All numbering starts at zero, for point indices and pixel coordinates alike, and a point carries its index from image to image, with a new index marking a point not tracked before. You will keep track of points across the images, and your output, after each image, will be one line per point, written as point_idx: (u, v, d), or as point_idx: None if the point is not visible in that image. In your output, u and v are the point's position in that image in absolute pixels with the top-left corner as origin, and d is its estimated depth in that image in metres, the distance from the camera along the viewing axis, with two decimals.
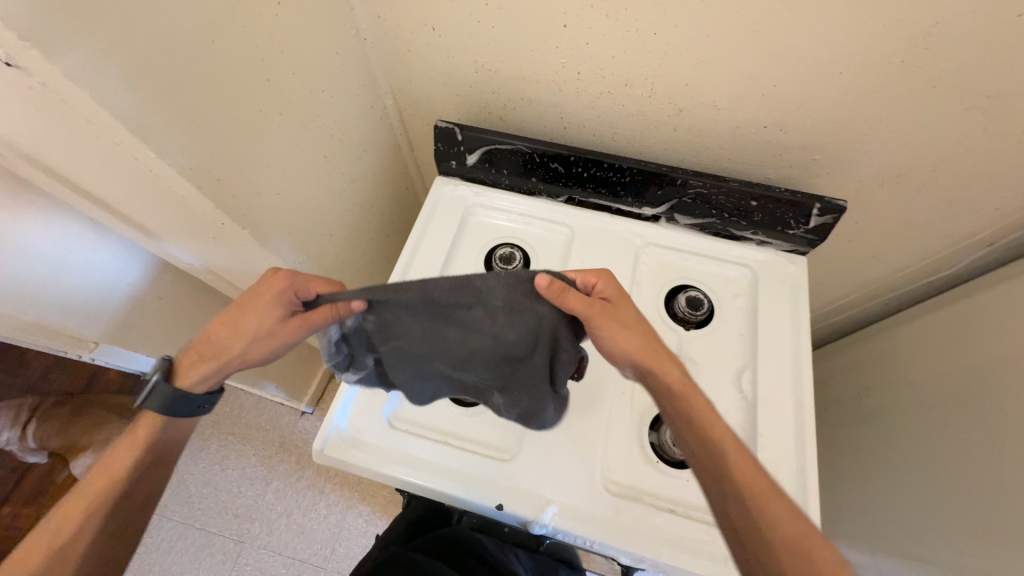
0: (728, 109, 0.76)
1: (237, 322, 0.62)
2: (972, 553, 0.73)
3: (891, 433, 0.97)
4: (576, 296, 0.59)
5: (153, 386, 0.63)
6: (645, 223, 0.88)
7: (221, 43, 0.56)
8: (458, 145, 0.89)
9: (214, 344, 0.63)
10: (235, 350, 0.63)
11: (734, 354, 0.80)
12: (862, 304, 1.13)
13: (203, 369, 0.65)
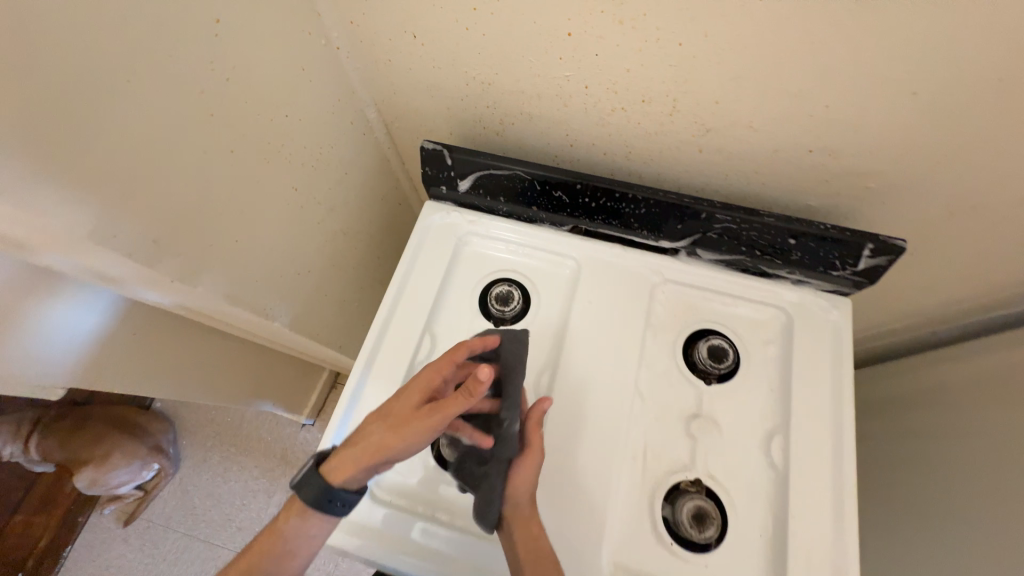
0: (766, 131, 0.64)
1: (385, 419, 0.58)
2: None
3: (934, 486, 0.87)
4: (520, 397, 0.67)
5: (310, 472, 0.58)
6: (661, 257, 0.77)
7: (147, 81, 0.46)
8: (448, 170, 0.78)
9: (349, 450, 0.58)
10: (391, 445, 0.56)
11: (763, 415, 0.70)
12: (908, 333, 1.01)
13: (349, 476, 0.57)
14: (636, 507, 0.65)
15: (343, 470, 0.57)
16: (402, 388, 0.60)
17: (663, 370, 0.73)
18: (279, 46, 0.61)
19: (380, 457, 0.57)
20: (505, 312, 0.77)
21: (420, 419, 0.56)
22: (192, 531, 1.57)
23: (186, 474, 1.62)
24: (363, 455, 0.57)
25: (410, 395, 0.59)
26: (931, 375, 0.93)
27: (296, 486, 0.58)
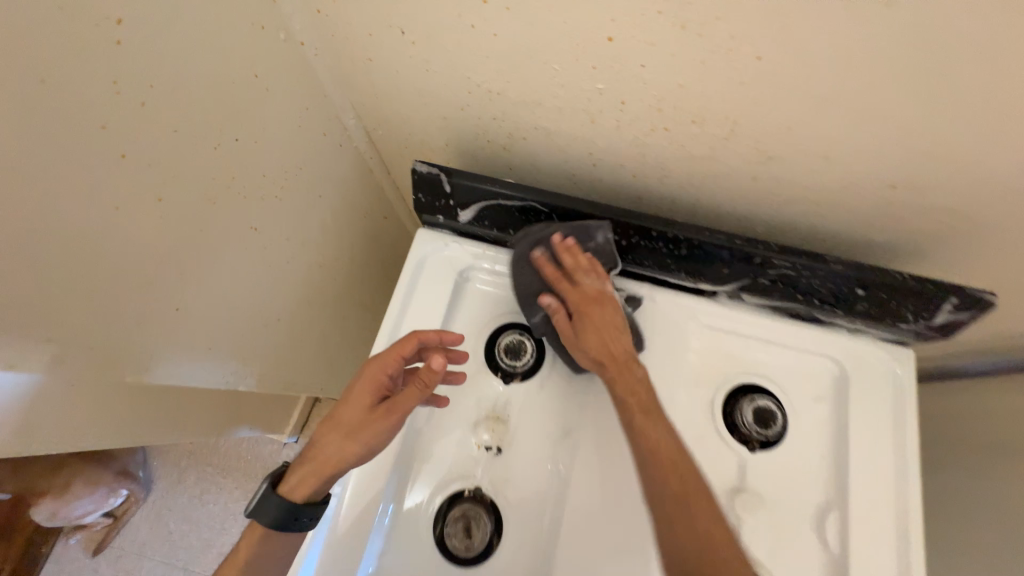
0: (844, 163, 0.52)
1: (335, 425, 0.57)
2: None
3: None
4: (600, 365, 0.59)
5: (264, 495, 0.55)
6: (699, 299, 0.66)
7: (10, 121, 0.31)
8: (446, 197, 0.64)
9: (312, 457, 0.57)
10: (333, 451, 0.56)
11: (815, 487, 0.61)
12: None
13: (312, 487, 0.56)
14: None
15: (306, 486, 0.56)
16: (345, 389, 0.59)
17: (699, 436, 0.63)
18: (224, 50, 0.45)
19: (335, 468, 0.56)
20: (516, 366, 0.66)
21: (375, 425, 0.56)
22: (169, 558, 1.47)
23: (160, 497, 1.50)
24: (321, 463, 0.56)
25: (355, 392, 0.58)
26: None
27: (251, 513, 0.55)
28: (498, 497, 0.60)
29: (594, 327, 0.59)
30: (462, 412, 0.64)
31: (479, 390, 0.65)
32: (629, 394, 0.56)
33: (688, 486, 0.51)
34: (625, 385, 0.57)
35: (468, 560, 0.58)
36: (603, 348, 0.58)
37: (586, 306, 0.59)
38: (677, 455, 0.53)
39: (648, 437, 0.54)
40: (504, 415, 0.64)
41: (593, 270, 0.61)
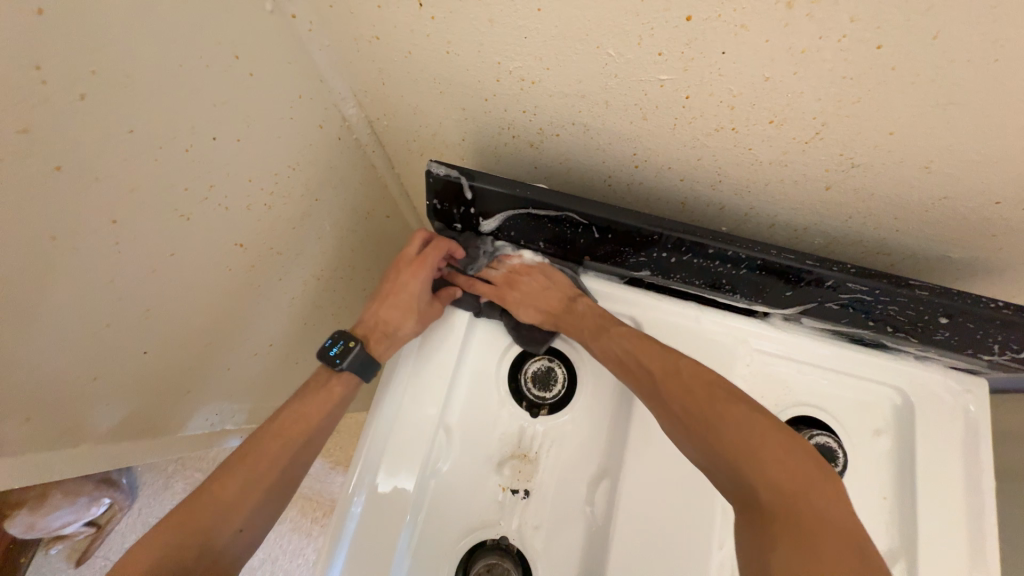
0: (946, 175, 0.44)
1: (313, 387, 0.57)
2: None
3: None
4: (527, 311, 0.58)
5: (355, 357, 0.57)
6: (752, 322, 0.59)
7: None
8: (467, 204, 0.56)
9: (374, 336, 0.59)
10: (336, 386, 0.57)
11: (875, 532, 0.55)
12: None
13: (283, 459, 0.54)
14: None
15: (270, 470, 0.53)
16: (392, 279, 0.61)
17: None
18: (195, 25, 0.35)
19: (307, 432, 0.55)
20: (545, 398, 0.58)
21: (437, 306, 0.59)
22: None
23: (146, 504, 1.41)
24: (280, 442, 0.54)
25: (411, 278, 0.60)
26: None
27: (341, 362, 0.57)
28: (527, 547, 0.54)
29: (521, 297, 0.58)
30: (484, 449, 0.57)
31: (503, 424, 0.58)
32: (594, 334, 0.56)
33: (714, 407, 0.48)
34: (581, 323, 0.57)
35: None
36: (541, 313, 0.58)
37: (503, 289, 0.59)
38: (672, 365, 0.52)
39: (630, 357, 0.53)
40: (532, 453, 0.57)
41: (503, 262, 0.62)
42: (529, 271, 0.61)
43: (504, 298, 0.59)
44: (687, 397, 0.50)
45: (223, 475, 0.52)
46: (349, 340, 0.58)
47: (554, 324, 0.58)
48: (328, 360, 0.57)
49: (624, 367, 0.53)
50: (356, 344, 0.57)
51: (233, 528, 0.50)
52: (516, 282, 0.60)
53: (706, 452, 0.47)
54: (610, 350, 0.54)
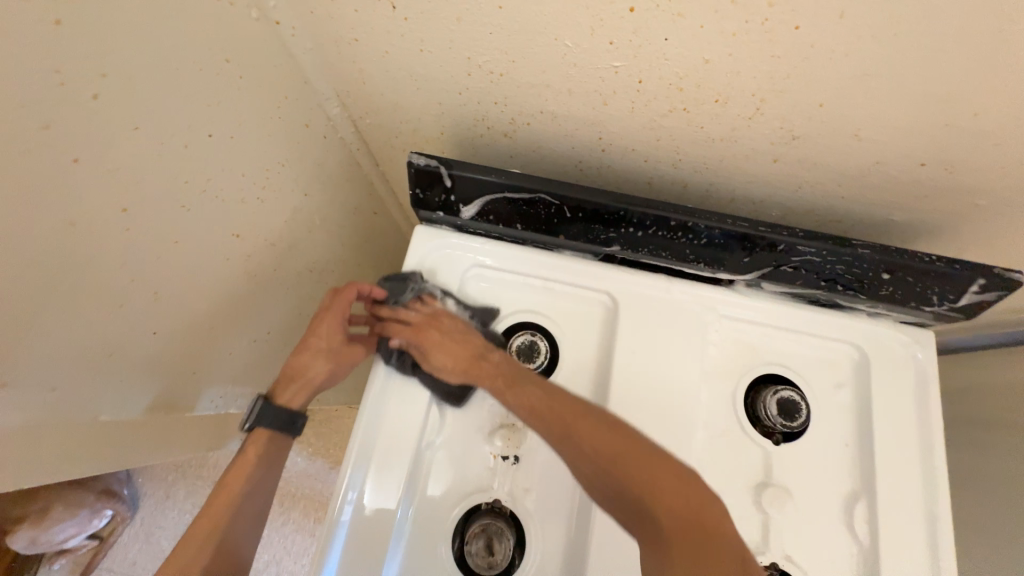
0: (874, 141, 0.49)
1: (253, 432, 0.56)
2: None
3: None
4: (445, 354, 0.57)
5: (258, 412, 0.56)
6: (718, 289, 0.63)
7: None
8: (448, 192, 0.60)
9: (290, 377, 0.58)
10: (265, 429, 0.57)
11: (840, 476, 0.60)
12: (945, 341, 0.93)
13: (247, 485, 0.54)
14: None
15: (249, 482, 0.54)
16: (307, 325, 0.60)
17: (722, 431, 0.61)
18: (189, 31, 0.39)
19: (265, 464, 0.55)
20: (529, 369, 0.62)
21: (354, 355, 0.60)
22: None
23: (149, 515, 1.42)
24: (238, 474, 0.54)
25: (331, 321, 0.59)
26: None
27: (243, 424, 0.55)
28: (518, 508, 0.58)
29: (440, 341, 0.57)
30: (474, 421, 0.61)
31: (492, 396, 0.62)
32: (507, 384, 0.55)
33: (640, 445, 0.49)
34: (493, 374, 0.56)
35: None
36: (453, 362, 0.57)
37: (421, 329, 0.58)
38: (570, 401, 0.52)
39: (542, 405, 0.52)
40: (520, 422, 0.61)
41: (427, 303, 0.60)
42: (452, 315, 0.59)
43: (423, 339, 0.58)
44: (594, 448, 0.49)
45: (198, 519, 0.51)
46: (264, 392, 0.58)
47: (464, 377, 0.57)
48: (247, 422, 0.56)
49: (536, 414, 0.52)
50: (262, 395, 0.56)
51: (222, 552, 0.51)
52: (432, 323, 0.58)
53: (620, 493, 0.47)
54: (524, 400, 0.53)
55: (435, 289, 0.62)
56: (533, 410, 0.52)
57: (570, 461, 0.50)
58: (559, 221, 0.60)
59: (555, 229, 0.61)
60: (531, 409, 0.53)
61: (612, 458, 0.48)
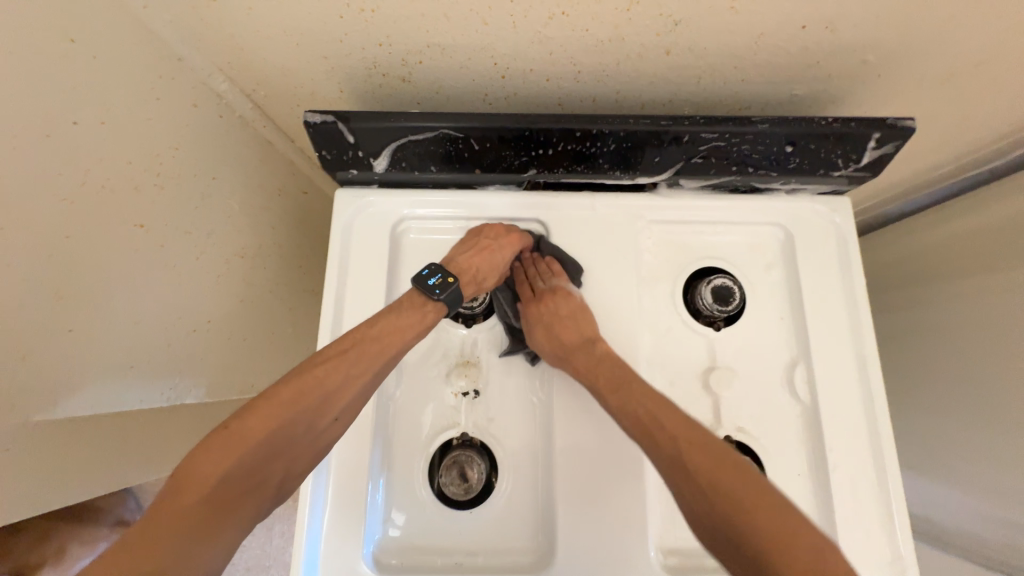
0: (750, 11, 0.49)
1: (399, 305, 0.54)
2: None
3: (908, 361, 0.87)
4: (548, 336, 0.60)
5: (448, 285, 0.55)
6: (639, 196, 0.65)
7: None
8: (353, 148, 0.58)
9: (466, 277, 0.57)
10: (431, 312, 0.54)
11: (780, 347, 0.63)
12: (871, 218, 0.96)
13: (338, 377, 0.49)
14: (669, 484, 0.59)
15: (348, 383, 0.50)
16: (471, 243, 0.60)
17: (666, 328, 0.64)
18: (15, 9, 0.37)
19: (397, 347, 0.52)
20: (475, 308, 0.64)
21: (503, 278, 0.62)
22: None
23: None
24: (368, 356, 0.51)
25: (511, 247, 0.61)
26: (893, 256, 0.90)
27: (420, 283, 0.55)
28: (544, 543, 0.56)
29: (547, 317, 0.60)
30: (433, 365, 0.63)
31: (444, 341, 0.64)
32: (612, 387, 0.55)
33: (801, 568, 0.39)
34: (593, 368, 0.57)
35: (469, 503, 0.58)
36: (555, 339, 0.59)
37: (537, 303, 0.62)
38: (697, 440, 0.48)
39: (647, 416, 0.51)
40: (474, 358, 0.63)
41: (552, 275, 0.63)
42: (569, 296, 0.61)
43: (540, 314, 0.61)
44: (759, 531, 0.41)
45: (259, 402, 0.46)
46: (449, 274, 0.55)
47: (559, 354, 0.59)
48: (425, 286, 0.55)
49: (637, 422, 0.51)
50: (454, 279, 0.55)
51: (329, 417, 0.49)
52: (548, 300, 0.61)
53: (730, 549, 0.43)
54: (624, 404, 0.53)
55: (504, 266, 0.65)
56: (680, 444, 0.48)
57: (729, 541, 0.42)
58: (472, 157, 0.59)
59: (471, 168, 0.60)
60: (696, 447, 0.48)
61: None
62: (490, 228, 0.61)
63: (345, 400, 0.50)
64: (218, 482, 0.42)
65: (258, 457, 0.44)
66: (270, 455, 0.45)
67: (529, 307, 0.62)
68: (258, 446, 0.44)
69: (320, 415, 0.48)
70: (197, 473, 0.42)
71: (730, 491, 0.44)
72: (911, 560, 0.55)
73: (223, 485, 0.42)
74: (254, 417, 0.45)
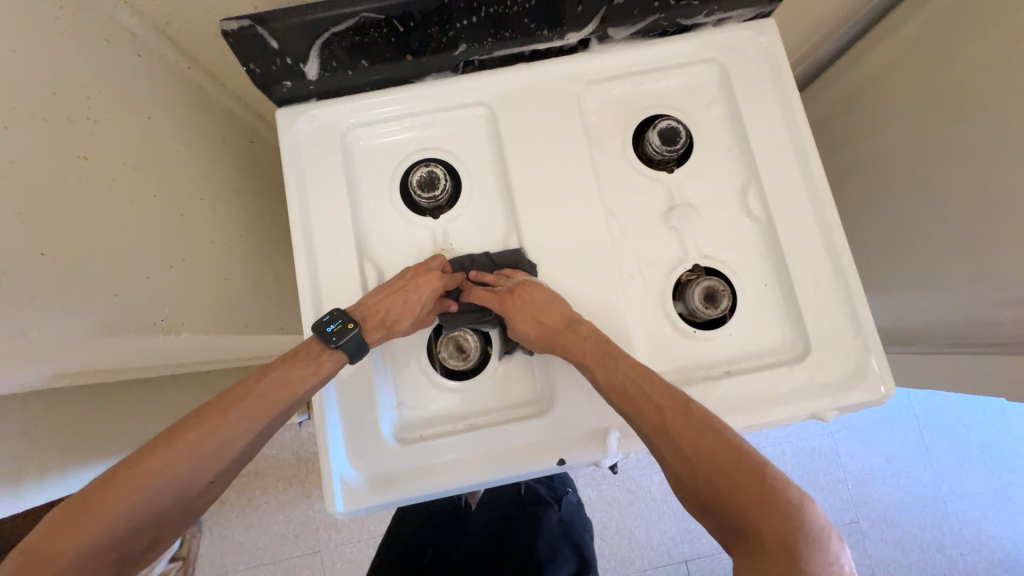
0: None
1: (293, 357, 0.55)
2: (961, 267, 0.74)
3: (862, 187, 0.91)
4: (529, 322, 0.58)
5: (345, 333, 0.55)
6: (573, 57, 0.66)
7: None
8: (280, 55, 0.58)
9: (372, 321, 0.57)
10: (326, 361, 0.55)
11: (733, 174, 0.66)
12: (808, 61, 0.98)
13: (215, 439, 0.49)
14: (650, 316, 0.63)
15: (228, 444, 0.50)
16: (388, 283, 0.59)
17: (623, 181, 0.66)
18: None
19: (284, 402, 0.53)
20: (437, 197, 0.63)
21: (430, 314, 0.61)
22: (256, 562, 1.42)
23: (212, 521, 1.43)
24: (249, 413, 0.51)
25: (428, 286, 0.59)
26: (832, 91, 0.93)
27: (321, 334, 0.56)
28: (507, 471, 0.58)
29: (523, 307, 0.58)
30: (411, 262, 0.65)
31: (416, 236, 0.65)
32: (600, 361, 0.55)
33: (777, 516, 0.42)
34: (582, 347, 0.56)
35: (470, 371, 0.62)
36: (540, 323, 0.58)
37: (506, 298, 0.59)
38: (680, 405, 0.50)
39: (635, 387, 0.52)
40: (448, 246, 0.65)
41: (510, 275, 0.61)
42: (533, 284, 0.60)
43: (514, 309, 0.59)
44: (733, 485, 0.44)
45: (125, 472, 0.46)
46: (348, 320, 0.56)
47: (546, 337, 0.58)
48: (325, 334, 0.55)
49: (626, 396, 0.52)
50: (354, 325, 0.55)
51: (205, 480, 0.49)
52: (519, 292, 0.59)
53: (706, 499, 0.46)
54: (613, 378, 0.53)
55: (463, 259, 0.64)
56: (662, 411, 0.50)
57: (712, 496, 0.45)
58: (401, 42, 0.60)
59: (403, 56, 0.61)
60: (670, 414, 0.49)
61: (772, 531, 0.42)
62: (408, 270, 0.60)
63: (223, 461, 0.50)
64: (70, 560, 0.42)
65: (113, 531, 0.44)
66: (129, 527, 0.45)
67: (504, 304, 0.59)
68: (120, 518, 0.44)
69: (195, 479, 0.48)
70: (53, 549, 0.42)
71: (718, 454, 0.46)
72: (871, 330, 0.60)
73: (74, 565, 0.42)
74: (121, 487, 0.45)
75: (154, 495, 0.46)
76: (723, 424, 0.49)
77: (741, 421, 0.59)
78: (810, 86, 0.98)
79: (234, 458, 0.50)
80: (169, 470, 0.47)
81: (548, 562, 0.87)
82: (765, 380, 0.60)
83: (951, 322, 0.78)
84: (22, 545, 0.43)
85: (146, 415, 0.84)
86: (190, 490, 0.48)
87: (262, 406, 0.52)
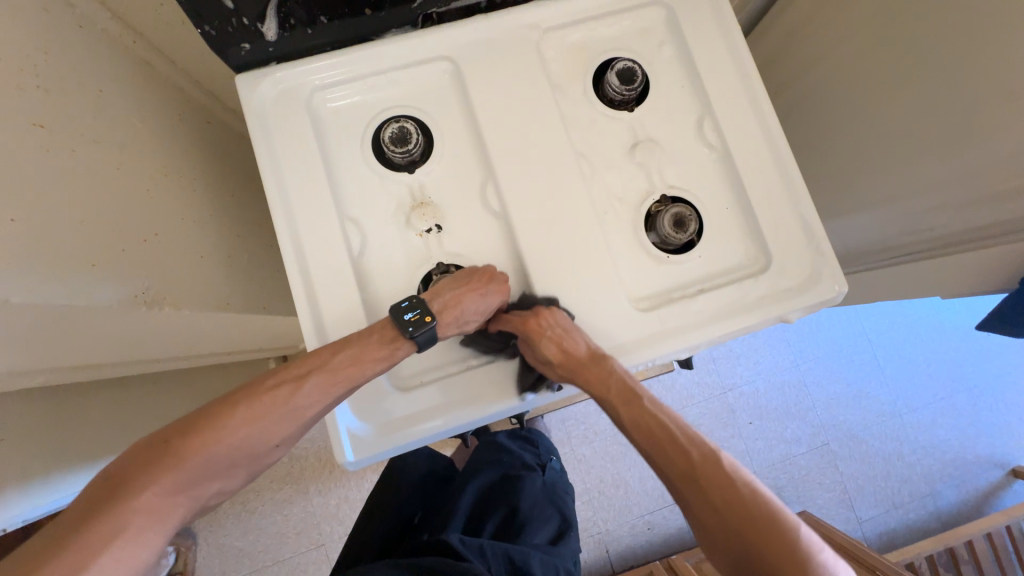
0: None
1: (368, 340, 0.55)
2: (892, 182, 0.82)
3: (803, 123, 0.98)
4: (556, 350, 0.58)
5: (423, 325, 0.55)
6: (527, 5, 0.68)
7: None
8: (235, 16, 0.57)
9: (445, 317, 0.57)
10: (400, 349, 0.56)
11: (687, 108, 0.71)
12: None
13: (290, 403, 0.52)
14: (626, 247, 0.67)
15: (299, 409, 0.52)
16: (464, 281, 0.59)
17: (587, 123, 0.70)
18: None
19: (357, 378, 0.55)
20: (411, 151, 0.64)
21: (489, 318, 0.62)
22: (258, 565, 1.39)
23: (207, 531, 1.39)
24: (322, 384, 0.53)
25: (499, 296, 0.60)
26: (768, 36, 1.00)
27: (400, 320, 0.55)
28: (506, 406, 0.61)
29: (543, 331, 0.58)
30: (393, 217, 0.66)
31: (394, 192, 0.66)
32: (623, 399, 0.56)
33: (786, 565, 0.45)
34: (603, 384, 0.56)
35: None
36: (564, 351, 0.57)
37: (532, 322, 0.59)
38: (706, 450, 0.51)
39: (660, 432, 0.53)
40: (427, 199, 0.66)
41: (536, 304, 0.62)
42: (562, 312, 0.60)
43: (540, 334, 0.58)
44: (761, 537, 0.46)
45: (205, 422, 0.48)
46: (427, 313, 0.56)
47: (570, 366, 0.57)
48: (401, 323, 0.56)
49: (651, 437, 0.53)
50: (431, 320, 0.56)
51: (273, 440, 0.52)
52: (544, 316, 0.59)
53: (718, 539, 0.49)
54: (635, 417, 0.55)
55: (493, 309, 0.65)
56: (688, 456, 0.51)
57: (721, 538, 0.48)
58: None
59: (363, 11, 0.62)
60: (698, 458, 0.51)
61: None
62: (484, 274, 0.60)
63: (292, 425, 0.52)
64: (149, 499, 0.44)
65: (185, 475, 0.46)
66: (201, 474, 0.47)
67: (524, 326, 0.59)
68: (195, 466, 0.47)
69: (265, 437, 0.51)
70: (132, 486, 0.44)
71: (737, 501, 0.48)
72: (823, 236, 0.66)
73: (149, 505, 0.44)
74: (200, 437, 0.47)
75: (228, 448, 0.49)
76: (751, 475, 0.50)
77: (718, 331, 0.64)
78: (748, 32, 1.04)
79: (301, 424, 0.53)
80: (246, 425, 0.50)
81: (531, 520, 0.96)
82: (735, 292, 0.65)
83: (889, 234, 0.87)
84: (101, 476, 0.45)
85: (126, 413, 0.82)
86: (257, 447, 0.51)
87: (333, 381, 0.54)
